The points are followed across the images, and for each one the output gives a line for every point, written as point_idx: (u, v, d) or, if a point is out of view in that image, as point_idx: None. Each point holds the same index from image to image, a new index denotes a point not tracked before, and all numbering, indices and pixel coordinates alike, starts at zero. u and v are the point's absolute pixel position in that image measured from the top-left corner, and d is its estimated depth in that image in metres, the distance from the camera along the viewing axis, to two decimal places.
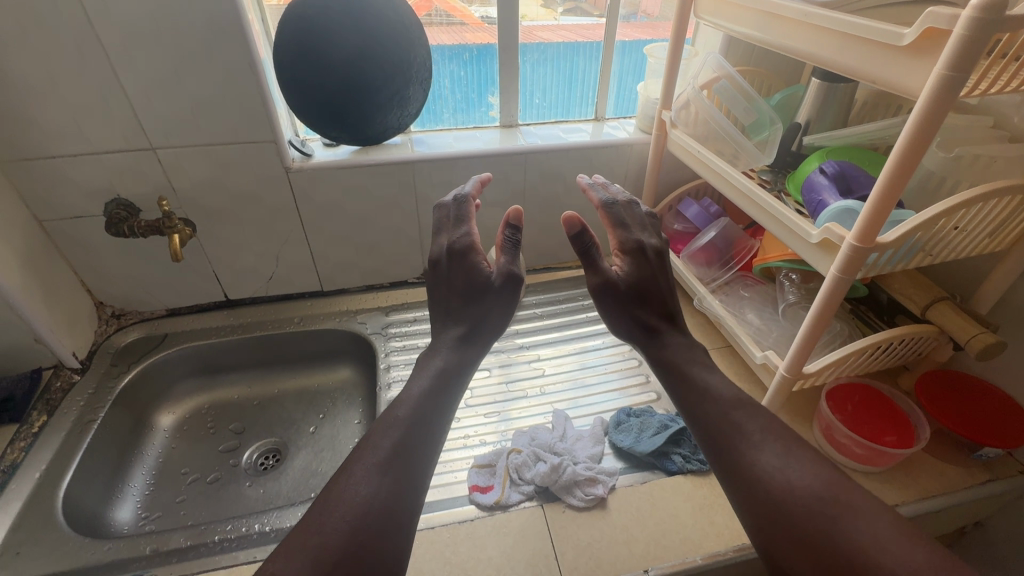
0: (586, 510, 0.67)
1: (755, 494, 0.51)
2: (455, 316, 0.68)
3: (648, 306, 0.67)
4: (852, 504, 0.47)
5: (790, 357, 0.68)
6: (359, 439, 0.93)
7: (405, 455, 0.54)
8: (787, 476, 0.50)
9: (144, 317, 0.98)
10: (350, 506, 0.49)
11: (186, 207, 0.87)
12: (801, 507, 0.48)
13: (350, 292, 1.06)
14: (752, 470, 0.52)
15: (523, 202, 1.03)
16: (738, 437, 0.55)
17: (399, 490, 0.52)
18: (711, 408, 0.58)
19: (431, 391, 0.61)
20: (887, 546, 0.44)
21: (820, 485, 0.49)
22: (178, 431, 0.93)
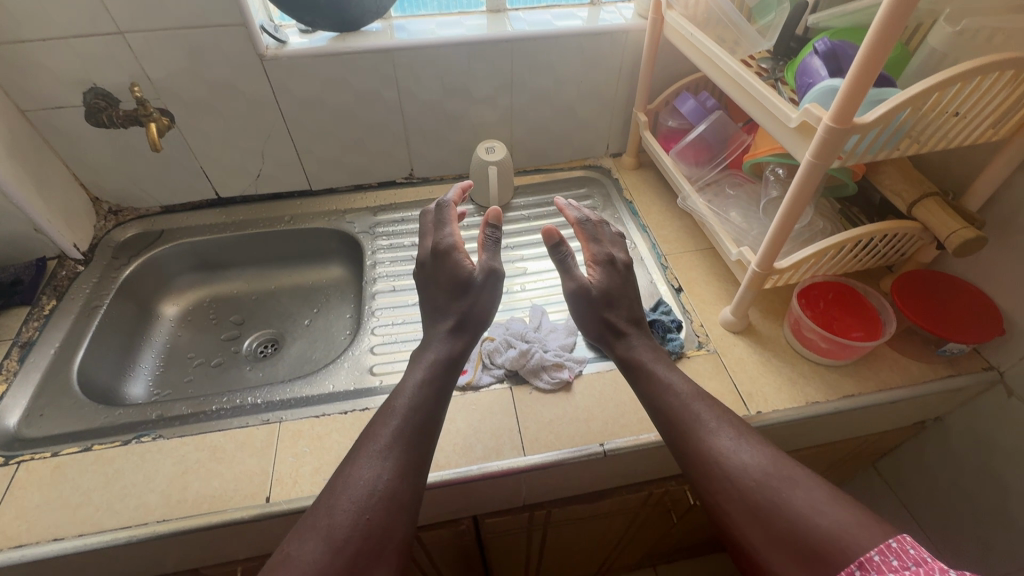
0: (552, 391, 0.72)
1: (712, 476, 0.55)
2: (442, 311, 0.70)
3: (619, 309, 0.70)
4: (796, 476, 0.51)
5: (762, 252, 0.68)
6: (350, 331, 0.98)
7: (407, 440, 0.57)
8: (738, 457, 0.54)
9: (141, 213, 1.01)
10: (357, 492, 0.52)
11: (164, 98, 0.86)
12: (752, 485, 0.52)
13: (338, 192, 1.06)
14: (709, 453, 0.55)
15: (511, 97, 0.98)
16: (696, 424, 0.58)
17: (404, 472, 0.55)
18: (673, 399, 0.61)
19: (428, 379, 0.63)
20: (827, 511, 0.48)
21: (769, 464, 0.53)
22: (183, 321, 0.99)
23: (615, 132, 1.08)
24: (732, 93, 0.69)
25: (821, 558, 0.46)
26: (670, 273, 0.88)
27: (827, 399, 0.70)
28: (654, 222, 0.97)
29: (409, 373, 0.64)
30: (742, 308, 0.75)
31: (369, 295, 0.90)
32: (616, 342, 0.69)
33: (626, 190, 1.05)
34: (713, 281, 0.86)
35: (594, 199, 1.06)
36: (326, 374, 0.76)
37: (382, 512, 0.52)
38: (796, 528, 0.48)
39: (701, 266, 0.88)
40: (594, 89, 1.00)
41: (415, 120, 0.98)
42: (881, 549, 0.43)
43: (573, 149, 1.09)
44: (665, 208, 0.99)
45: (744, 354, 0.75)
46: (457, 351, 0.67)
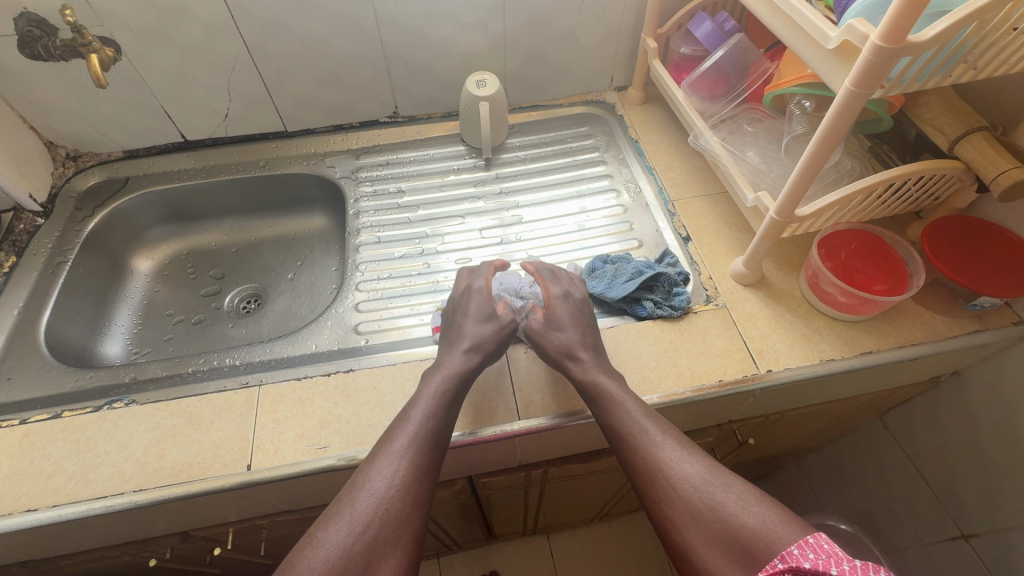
0: None
1: (653, 482, 0.52)
2: (457, 337, 0.64)
3: (569, 331, 0.63)
4: (730, 481, 0.49)
5: (782, 199, 0.60)
6: (336, 285, 0.93)
7: (428, 440, 0.53)
8: (679, 464, 0.51)
9: (102, 159, 0.93)
10: (375, 487, 0.49)
11: (107, 25, 0.76)
12: (691, 490, 0.49)
13: (316, 133, 0.97)
14: (652, 459, 0.52)
15: (503, 21, 0.87)
16: (639, 433, 0.55)
17: (423, 469, 0.51)
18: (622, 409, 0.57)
19: (441, 397, 0.57)
20: (758, 512, 0.46)
21: (707, 471, 0.50)
22: (159, 275, 0.94)
23: (620, 61, 0.97)
24: (757, 10, 0.59)
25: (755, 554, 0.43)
26: (677, 220, 0.81)
27: (843, 357, 0.65)
28: (662, 164, 0.89)
29: (426, 383, 0.59)
30: (756, 260, 0.69)
31: (353, 248, 0.83)
32: (571, 363, 0.61)
33: (632, 129, 0.95)
34: (725, 229, 0.79)
35: (597, 138, 0.97)
36: (308, 333, 0.72)
37: (400, 507, 0.48)
38: (730, 528, 0.46)
39: (712, 213, 0.81)
40: (597, 11, 0.88)
41: (396, 48, 0.87)
42: (800, 543, 0.42)
43: (574, 81, 0.99)
44: (674, 148, 0.91)
45: (756, 309, 0.70)
46: (476, 364, 0.61)
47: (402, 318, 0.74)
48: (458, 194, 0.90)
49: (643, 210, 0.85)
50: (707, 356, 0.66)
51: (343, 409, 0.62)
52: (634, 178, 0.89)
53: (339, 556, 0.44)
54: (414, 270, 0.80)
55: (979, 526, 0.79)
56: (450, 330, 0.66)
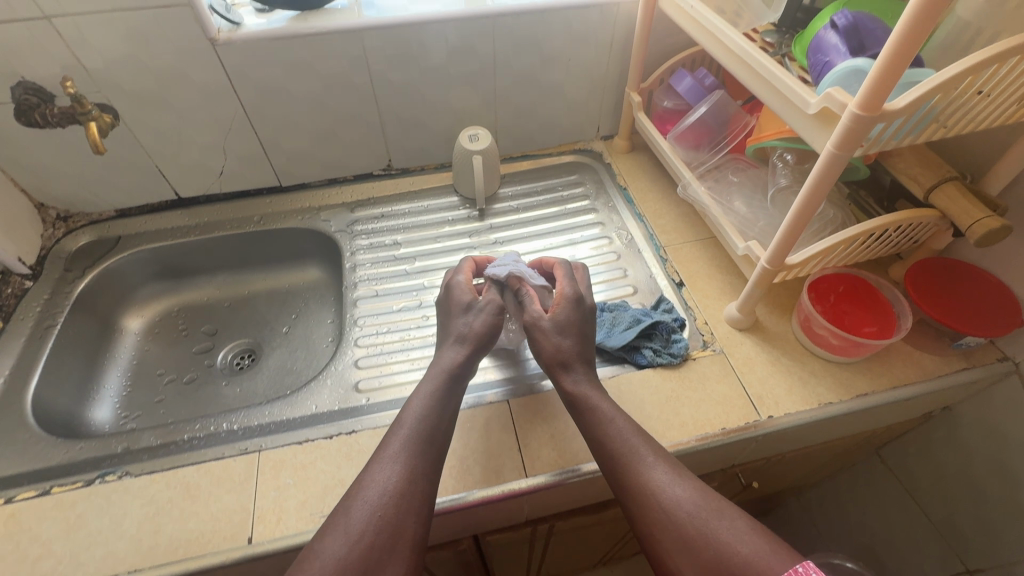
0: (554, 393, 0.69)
1: (645, 503, 0.54)
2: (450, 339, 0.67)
3: (568, 338, 0.65)
4: (723, 508, 0.51)
5: (772, 248, 0.63)
6: (332, 338, 0.92)
7: (418, 443, 0.56)
8: (672, 488, 0.53)
9: (93, 219, 0.92)
10: (372, 501, 0.51)
11: (106, 91, 0.77)
12: (683, 514, 0.51)
13: (311, 187, 0.98)
14: (645, 483, 0.54)
15: (494, 79, 0.90)
16: (633, 456, 0.56)
17: (416, 473, 0.54)
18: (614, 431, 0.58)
19: (435, 399, 0.61)
20: (749, 541, 0.48)
21: (700, 496, 0.52)
22: (150, 334, 0.92)
23: (606, 113, 1.01)
24: (738, 73, 0.63)
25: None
26: (670, 266, 0.83)
27: (840, 399, 0.67)
28: (652, 211, 0.92)
29: (418, 388, 0.61)
30: (749, 305, 0.71)
31: (351, 302, 0.83)
32: (563, 375, 0.63)
33: (620, 177, 0.98)
34: (716, 274, 0.81)
35: (587, 186, 0.99)
36: (308, 393, 0.71)
37: (393, 513, 0.51)
38: (723, 556, 0.48)
39: (703, 258, 0.83)
40: (583, 68, 0.92)
41: (390, 106, 0.90)
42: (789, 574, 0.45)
43: (562, 132, 1.02)
44: (662, 195, 0.94)
45: (752, 353, 0.72)
46: (464, 358, 0.64)
47: (404, 373, 0.73)
48: (453, 244, 0.91)
49: (636, 257, 0.87)
50: (709, 404, 0.67)
51: (346, 473, 0.61)
52: (625, 225, 0.91)
53: (336, 565, 0.47)
54: (412, 323, 0.80)
55: (982, 560, 0.79)
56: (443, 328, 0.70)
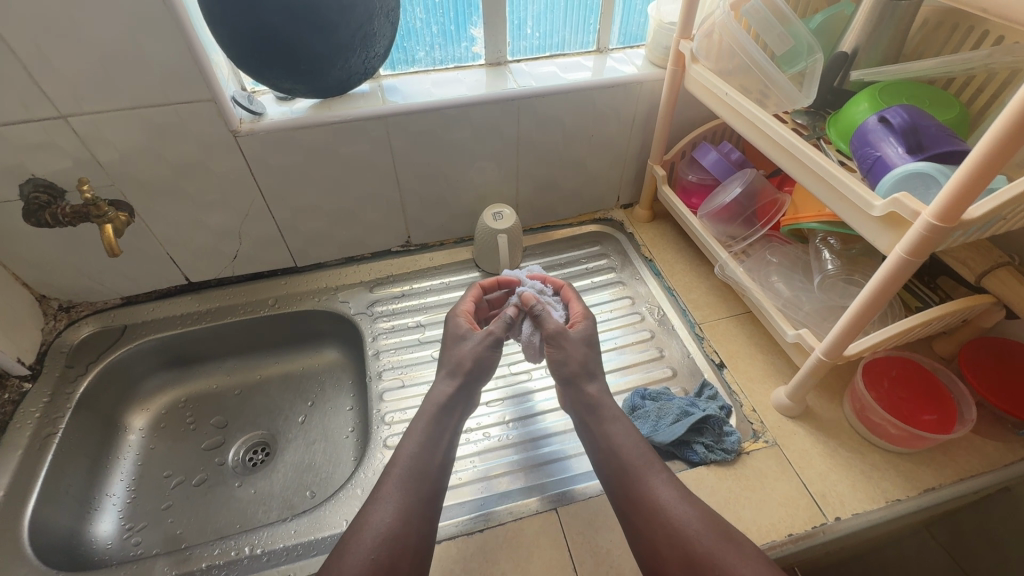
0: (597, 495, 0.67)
1: (650, 520, 0.58)
2: (449, 373, 0.69)
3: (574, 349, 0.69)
4: (729, 534, 0.55)
5: (830, 341, 0.60)
6: (352, 428, 0.87)
7: (412, 484, 0.60)
8: (679, 511, 0.57)
9: (98, 307, 0.87)
10: (374, 545, 0.55)
11: (119, 184, 0.73)
12: (691, 539, 0.55)
13: (327, 266, 0.95)
14: (657, 510, 0.58)
15: (517, 156, 0.89)
16: (645, 477, 0.60)
17: (411, 512, 0.58)
18: (628, 454, 0.62)
19: (428, 437, 0.64)
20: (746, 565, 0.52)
21: (705, 522, 0.56)
22: (156, 430, 0.86)
23: (626, 182, 1.00)
24: (788, 166, 0.62)
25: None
26: (707, 346, 0.80)
27: (907, 497, 0.63)
28: (681, 285, 0.89)
29: (410, 433, 0.64)
30: (800, 393, 0.68)
31: (376, 395, 0.79)
32: (586, 381, 0.67)
33: (644, 247, 0.97)
34: (757, 354, 0.78)
35: (610, 258, 0.97)
36: (336, 506, 0.66)
37: (391, 553, 0.55)
38: None
39: (742, 336, 0.81)
40: (605, 143, 0.92)
41: (411, 186, 0.88)
42: None
43: (582, 202, 1.01)
44: (689, 267, 0.92)
45: (808, 445, 0.68)
46: (456, 390, 0.68)
47: None
48: None
49: (670, 335, 0.83)
50: (771, 506, 0.62)
51: None
52: (654, 299, 0.89)
53: None
54: None
55: None
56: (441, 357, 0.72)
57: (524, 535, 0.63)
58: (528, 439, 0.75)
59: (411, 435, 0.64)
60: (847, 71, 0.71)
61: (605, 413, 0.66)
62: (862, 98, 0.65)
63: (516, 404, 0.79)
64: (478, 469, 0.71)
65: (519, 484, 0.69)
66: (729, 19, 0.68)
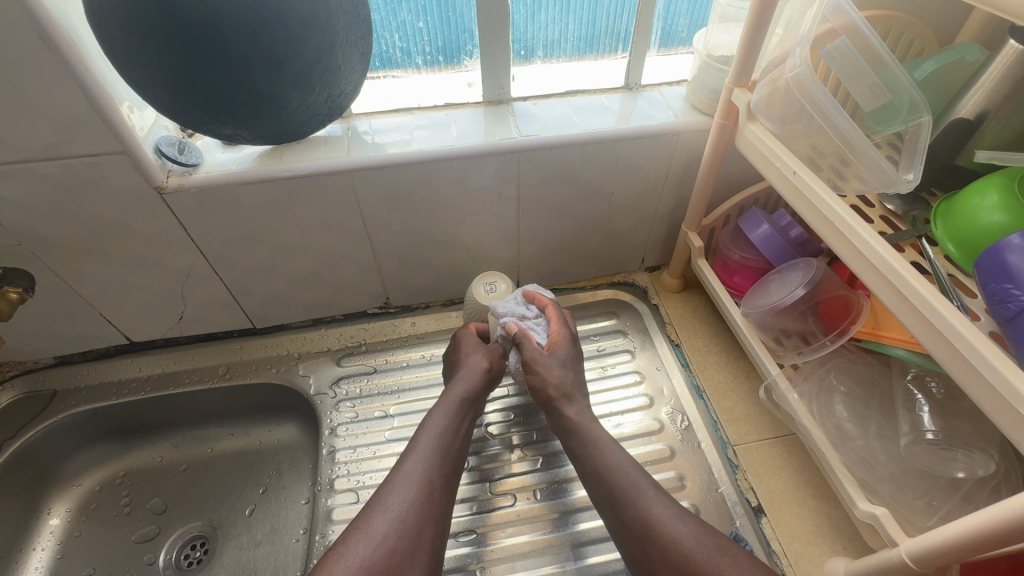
0: None
1: (638, 534, 0.51)
2: (466, 370, 0.64)
3: (568, 373, 0.63)
4: (724, 547, 0.49)
5: (922, 548, 0.42)
6: (306, 530, 0.73)
7: (440, 459, 0.56)
8: (673, 521, 0.50)
9: (27, 367, 0.76)
10: (394, 521, 0.50)
11: (26, 245, 0.61)
12: (686, 551, 0.48)
13: (292, 329, 0.81)
14: (650, 523, 0.51)
15: (519, 214, 0.73)
16: (636, 492, 0.53)
17: (435, 484, 0.54)
18: (619, 480, 0.54)
19: (451, 421, 0.60)
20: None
21: (701, 531, 0.50)
22: (84, 513, 0.75)
23: (654, 243, 0.82)
24: (882, 296, 0.44)
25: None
26: (743, 479, 0.63)
27: None
28: (714, 386, 0.72)
29: (430, 417, 0.60)
30: None
31: (324, 513, 0.65)
32: (565, 405, 0.61)
33: (670, 326, 0.79)
34: (808, 500, 0.60)
35: (629, 336, 0.80)
36: None
37: (419, 521, 0.51)
38: None
39: (789, 469, 0.63)
40: (629, 199, 0.74)
41: (388, 246, 0.72)
42: None
43: (599, 264, 0.84)
44: (725, 361, 0.74)
45: None
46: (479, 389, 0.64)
47: None
48: (506, 412, 0.73)
49: (695, 456, 0.66)
50: None
51: None
52: (680, 402, 0.71)
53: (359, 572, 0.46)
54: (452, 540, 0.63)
55: None
56: (452, 359, 0.68)
57: None
58: None
59: (431, 419, 0.60)
60: (967, 147, 0.52)
61: (590, 442, 0.58)
62: (989, 192, 0.47)
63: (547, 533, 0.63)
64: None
65: None
66: (807, 73, 0.50)
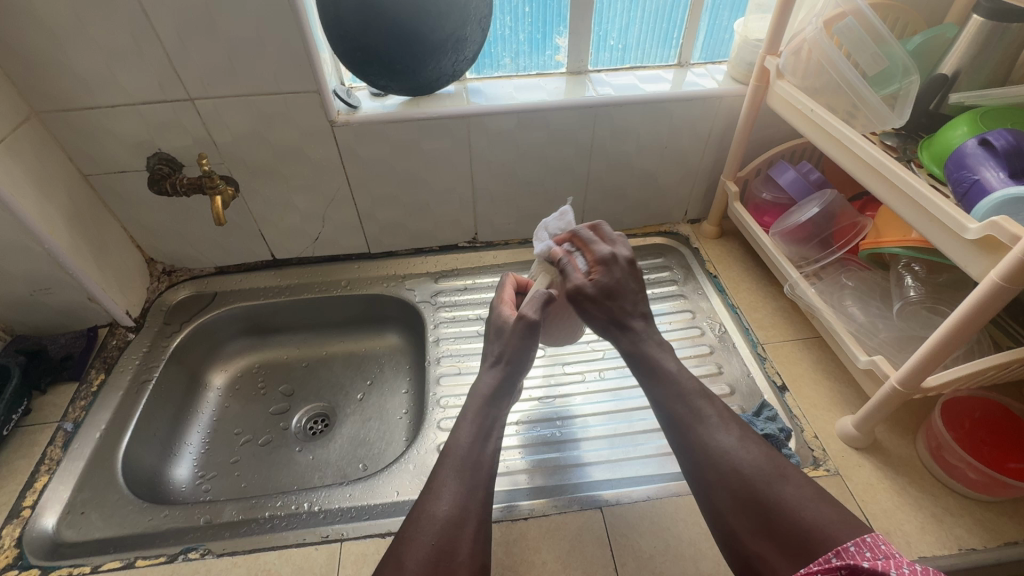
0: (658, 499, 0.67)
1: (703, 461, 0.56)
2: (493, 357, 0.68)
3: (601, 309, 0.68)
4: (788, 475, 0.53)
5: (906, 368, 0.57)
6: (407, 410, 0.90)
7: (466, 469, 0.59)
8: (737, 451, 0.55)
9: (194, 274, 0.97)
10: (437, 530, 0.54)
11: (227, 163, 0.82)
12: (748, 473, 0.53)
13: (397, 256, 1.00)
14: (712, 448, 0.56)
15: (589, 163, 0.91)
16: (698, 423, 0.58)
17: (465, 503, 0.56)
18: (675, 399, 0.60)
19: (479, 425, 0.62)
20: (810, 505, 0.50)
21: (763, 459, 0.54)
22: (231, 390, 0.93)
23: (695, 197, 1.00)
24: (871, 185, 0.60)
25: (805, 550, 0.48)
26: (769, 366, 0.78)
27: (984, 547, 0.58)
28: (746, 304, 0.88)
29: (461, 423, 0.63)
30: (869, 424, 0.65)
31: (434, 378, 0.83)
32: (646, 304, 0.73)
33: (709, 263, 0.96)
34: (823, 381, 0.75)
35: (674, 270, 0.96)
36: (389, 477, 0.69)
37: (451, 539, 0.53)
38: (788, 520, 0.50)
39: (808, 361, 0.78)
40: (677, 154, 0.92)
41: (484, 184, 0.92)
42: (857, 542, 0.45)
43: (648, 214, 1.01)
44: (755, 287, 0.90)
45: (874, 478, 0.65)
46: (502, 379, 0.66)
47: (513, 457, 0.73)
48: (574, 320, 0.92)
49: (731, 352, 0.82)
50: None
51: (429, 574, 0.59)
52: (716, 314, 0.87)
53: None
54: (533, 399, 0.80)
55: None
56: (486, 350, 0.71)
57: (569, 529, 0.64)
58: (607, 435, 0.75)
59: (462, 426, 0.63)
60: (946, 95, 0.69)
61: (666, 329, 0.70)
62: (960, 122, 0.62)
63: (608, 399, 0.80)
64: (524, 460, 0.72)
65: (587, 477, 0.70)
66: (821, 36, 0.67)
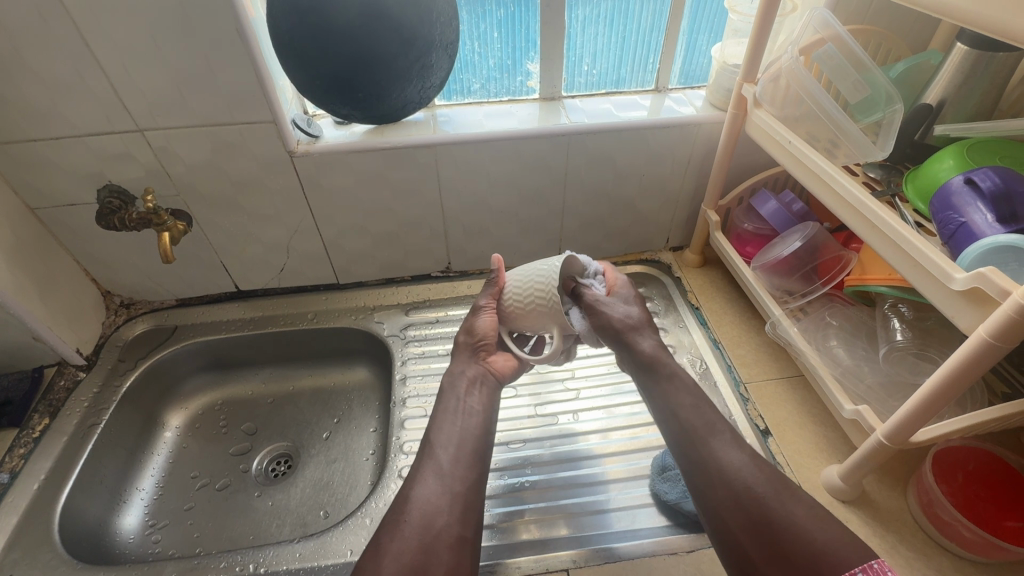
0: (627, 559, 0.62)
1: (709, 478, 0.58)
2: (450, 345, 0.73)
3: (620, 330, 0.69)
4: (784, 493, 0.55)
5: (893, 423, 0.53)
6: (374, 451, 0.85)
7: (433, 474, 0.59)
8: (738, 465, 0.57)
9: (154, 306, 0.92)
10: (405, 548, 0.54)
11: (182, 195, 0.78)
12: (750, 489, 0.55)
13: (368, 286, 0.97)
14: (714, 462, 0.58)
15: (564, 191, 0.88)
16: (706, 436, 0.60)
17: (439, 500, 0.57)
18: (690, 415, 0.63)
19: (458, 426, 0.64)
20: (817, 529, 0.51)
21: (764, 474, 0.56)
22: (190, 430, 0.88)
23: (677, 224, 0.96)
24: (854, 227, 0.56)
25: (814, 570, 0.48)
26: (752, 408, 0.74)
27: None
28: (729, 339, 0.84)
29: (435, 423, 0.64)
30: (855, 476, 0.61)
31: (398, 422, 0.78)
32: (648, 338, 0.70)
33: (691, 293, 0.92)
34: (808, 425, 0.71)
35: (655, 301, 0.92)
36: (342, 534, 0.64)
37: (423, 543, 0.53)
38: (801, 540, 0.50)
39: (792, 403, 0.74)
40: (657, 181, 0.88)
41: (455, 214, 0.88)
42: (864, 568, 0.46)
43: (628, 241, 0.98)
44: (738, 320, 0.86)
45: (863, 536, 0.60)
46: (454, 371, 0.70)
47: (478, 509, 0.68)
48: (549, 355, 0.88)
49: (711, 391, 0.77)
50: None
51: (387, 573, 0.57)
52: (698, 351, 0.83)
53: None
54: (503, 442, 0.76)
55: None
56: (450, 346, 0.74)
57: None
58: (579, 485, 0.71)
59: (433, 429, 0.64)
60: (932, 124, 0.66)
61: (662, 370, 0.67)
62: (946, 155, 0.58)
63: (582, 443, 0.75)
64: (491, 513, 0.68)
65: (556, 533, 0.66)
66: (798, 65, 0.64)
